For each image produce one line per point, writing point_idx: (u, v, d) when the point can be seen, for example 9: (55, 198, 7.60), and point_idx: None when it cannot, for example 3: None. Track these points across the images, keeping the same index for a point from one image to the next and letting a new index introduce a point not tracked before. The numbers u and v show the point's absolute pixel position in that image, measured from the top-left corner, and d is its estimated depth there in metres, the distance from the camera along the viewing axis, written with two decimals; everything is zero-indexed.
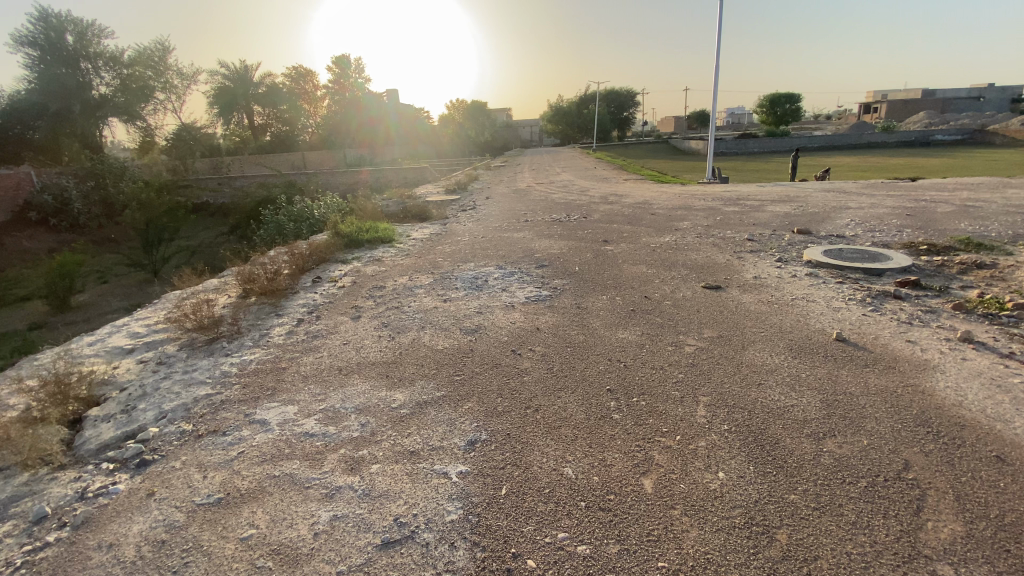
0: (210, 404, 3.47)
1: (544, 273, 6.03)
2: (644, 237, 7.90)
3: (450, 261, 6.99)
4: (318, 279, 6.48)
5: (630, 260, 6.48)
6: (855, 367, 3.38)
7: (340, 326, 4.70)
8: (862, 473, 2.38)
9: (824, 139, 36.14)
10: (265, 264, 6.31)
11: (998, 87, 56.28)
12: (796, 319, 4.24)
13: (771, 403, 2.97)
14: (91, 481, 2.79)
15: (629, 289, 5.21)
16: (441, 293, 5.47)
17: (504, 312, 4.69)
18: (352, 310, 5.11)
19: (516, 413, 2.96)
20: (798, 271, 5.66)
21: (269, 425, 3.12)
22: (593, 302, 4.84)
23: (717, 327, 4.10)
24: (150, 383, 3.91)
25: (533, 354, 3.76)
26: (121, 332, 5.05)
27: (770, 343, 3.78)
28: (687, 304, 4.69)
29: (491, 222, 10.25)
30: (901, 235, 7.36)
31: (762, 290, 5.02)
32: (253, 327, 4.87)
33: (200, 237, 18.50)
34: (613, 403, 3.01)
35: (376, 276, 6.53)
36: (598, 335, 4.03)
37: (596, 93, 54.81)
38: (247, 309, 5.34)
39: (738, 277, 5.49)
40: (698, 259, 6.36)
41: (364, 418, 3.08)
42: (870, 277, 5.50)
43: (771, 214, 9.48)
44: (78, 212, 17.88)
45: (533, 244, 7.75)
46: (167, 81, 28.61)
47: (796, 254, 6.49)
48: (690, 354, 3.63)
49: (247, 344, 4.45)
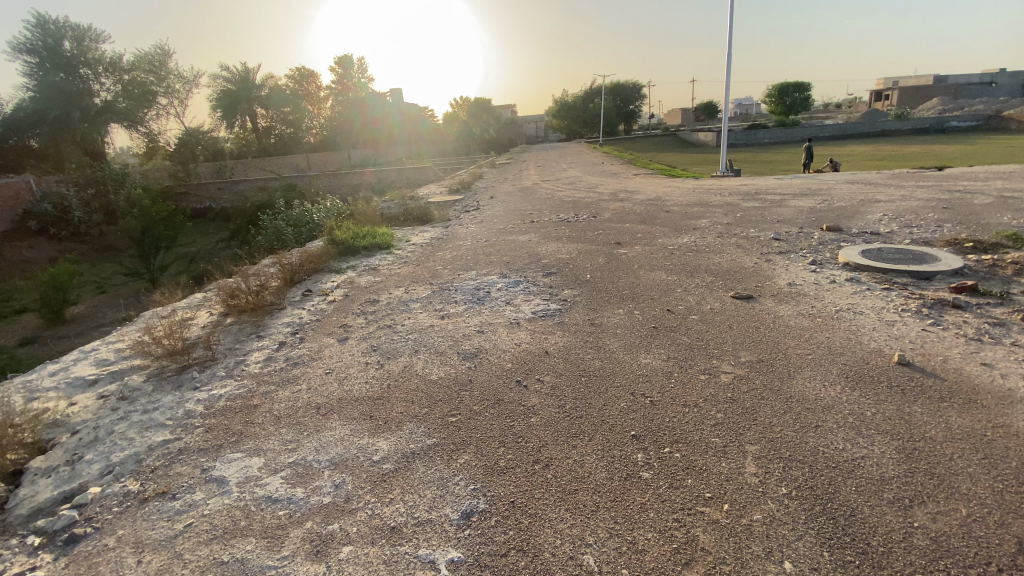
0: (166, 455, 2.97)
1: (554, 282, 5.48)
2: (660, 238, 7.34)
3: (451, 269, 6.47)
4: (307, 292, 5.97)
5: (646, 265, 5.90)
6: (928, 401, 2.81)
7: (325, 349, 4.18)
8: (973, 565, 1.82)
9: (836, 128, 35.18)
10: (249, 277, 5.81)
11: (1013, 71, 54.57)
12: (846, 337, 3.65)
13: (836, 454, 2.42)
14: (10, 564, 2.28)
15: (647, 301, 4.66)
16: (438, 308, 4.94)
17: (508, 331, 4.15)
18: (339, 330, 4.57)
19: (523, 470, 2.43)
20: (837, 276, 5.05)
21: (227, 486, 2.61)
22: (609, 318, 4.29)
23: (755, 348, 3.54)
24: (105, 425, 3.42)
25: (543, 385, 3.23)
26: (91, 359, 4.54)
27: (822, 369, 3.22)
28: (716, 319, 4.11)
29: (495, 223, 9.72)
30: (941, 231, 6.74)
31: (800, 300, 4.43)
32: (229, 353, 4.35)
33: (201, 243, 18.14)
34: (640, 455, 2.47)
35: (370, 288, 6.01)
36: (618, 360, 3.49)
37: (601, 88, 53.83)
38: (226, 330, 4.85)
39: (770, 284, 4.92)
40: (723, 263, 5.77)
41: (339, 476, 2.55)
42: (918, 281, 4.88)
43: (795, 209, 8.84)
44: (78, 220, 17.54)
45: (540, 248, 7.20)
46: (169, 86, 28.44)
47: (830, 255, 5.90)
48: (727, 384, 3.08)
49: (218, 375, 3.94)
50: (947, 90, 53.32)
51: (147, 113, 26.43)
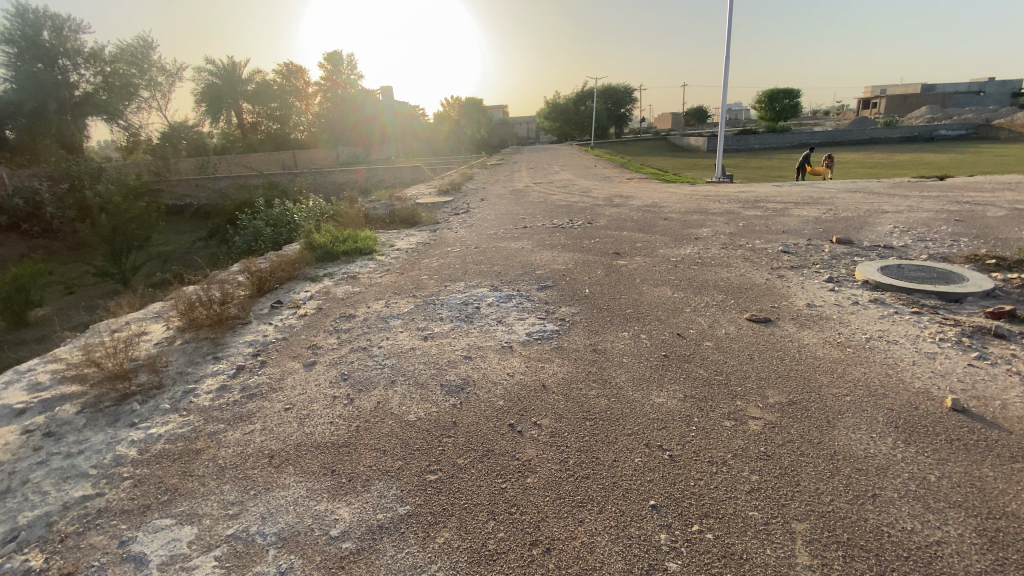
0: (82, 518, 2.41)
1: (549, 298, 4.99)
2: (661, 248, 6.88)
3: (437, 279, 5.96)
4: (277, 304, 5.41)
5: (650, 280, 5.44)
6: (1000, 464, 2.37)
7: (288, 377, 3.63)
8: None
9: (826, 134, 35.24)
10: (212, 287, 5.23)
11: (998, 82, 55.27)
12: (885, 374, 3.20)
13: (904, 539, 1.96)
14: None
15: (653, 322, 4.19)
16: (422, 326, 4.42)
17: (499, 359, 3.64)
18: (307, 353, 4.03)
19: (518, 557, 1.93)
20: (859, 296, 4.62)
21: (146, 568, 2.07)
22: (612, 344, 3.79)
23: (783, 386, 3.08)
24: (16, 470, 2.84)
25: (540, 431, 2.72)
26: (20, 381, 3.93)
27: (865, 416, 2.76)
28: (733, 347, 3.65)
29: (485, 228, 9.24)
30: (957, 246, 6.37)
31: (824, 326, 3.98)
32: (179, 379, 3.79)
33: (180, 242, 17.45)
34: (663, 537, 1.99)
35: (347, 300, 5.47)
36: (628, 399, 2.99)
37: (593, 90, 53.63)
38: (180, 350, 4.28)
39: (788, 304, 4.47)
40: (732, 279, 5.32)
41: (285, 559, 2.03)
42: (947, 304, 4.47)
43: (800, 219, 8.45)
44: (50, 216, 16.73)
45: (534, 257, 6.71)
46: (152, 79, 27.55)
47: (846, 271, 5.49)
48: (757, 435, 2.60)
49: (162, 408, 3.37)
50: (935, 99, 53.82)
51: (129, 106, 25.50)
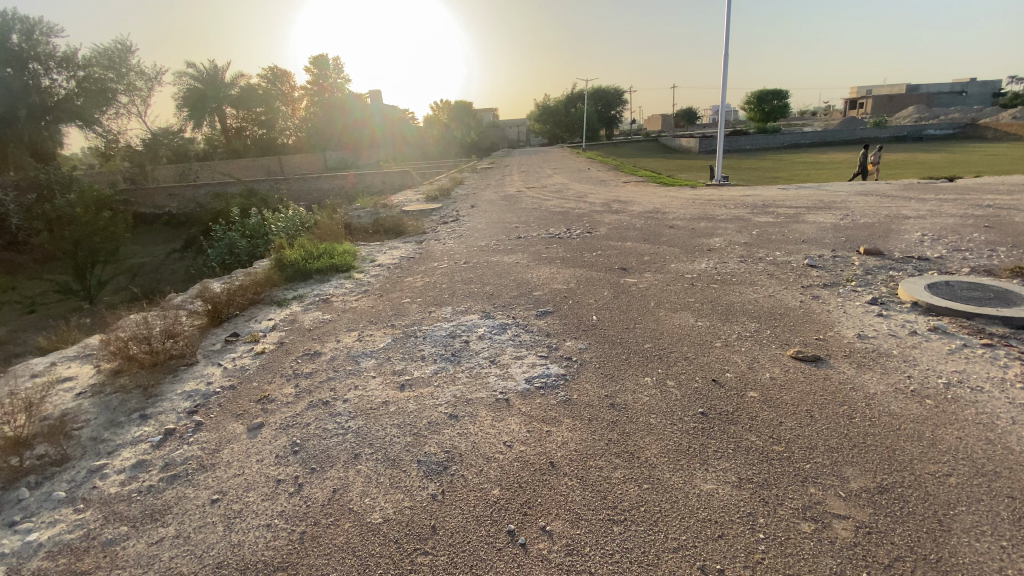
0: None
1: (551, 328, 4.25)
2: (672, 262, 6.20)
3: (421, 303, 5.21)
4: (233, 336, 4.62)
5: (666, 302, 4.73)
6: None
7: (224, 447, 2.85)
8: None
9: (818, 134, 34.94)
10: (153, 320, 4.42)
11: (981, 82, 55.71)
12: (987, 439, 2.49)
13: None
14: None
15: (679, 363, 3.47)
16: (398, 370, 3.65)
17: (493, 418, 2.89)
18: (258, 409, 3.25)
19: None
20: (913, 323, 3.94)
21: None
22: (635, 397, 3.04)
23: (865, 462, 2.37)
24: None
25: (551, 545, 1.98)
26: None
27: (986, 513, 2.04)
28: (785, 398, 2.94)
29: (475, 238, 8.51)
30: (998, 256, 5.72)
31: (887, 366, 3.27)
32: (92, 447, 2.98)
33: (154, 253, 16.49)
34: None
35: (316, 330, 4.71)
36: (665, 486, 2.26)
37: (584, 91, 52.93)
38: (99, 404, 3.48)
39: (834, 336, 3.78)
40: (761, 301, 4.63)
41: None
42: (1018, 331, 3.76)
43: (816, 226, 7.80)
44: (17, 227, 15.29)
45: (530, 274, 5.99)
46: (129, 84, 26.63)
47: (886, 290, 4.81)
48: (852, 551, 1.88)
49: (56, 497, 2.56)
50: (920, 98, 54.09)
51: (105, 112, 24.52)
